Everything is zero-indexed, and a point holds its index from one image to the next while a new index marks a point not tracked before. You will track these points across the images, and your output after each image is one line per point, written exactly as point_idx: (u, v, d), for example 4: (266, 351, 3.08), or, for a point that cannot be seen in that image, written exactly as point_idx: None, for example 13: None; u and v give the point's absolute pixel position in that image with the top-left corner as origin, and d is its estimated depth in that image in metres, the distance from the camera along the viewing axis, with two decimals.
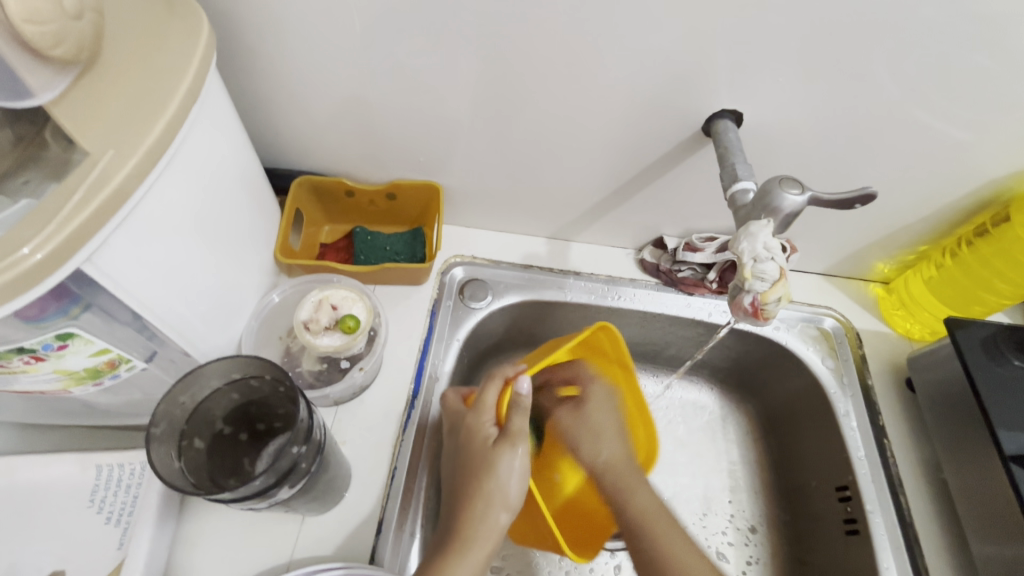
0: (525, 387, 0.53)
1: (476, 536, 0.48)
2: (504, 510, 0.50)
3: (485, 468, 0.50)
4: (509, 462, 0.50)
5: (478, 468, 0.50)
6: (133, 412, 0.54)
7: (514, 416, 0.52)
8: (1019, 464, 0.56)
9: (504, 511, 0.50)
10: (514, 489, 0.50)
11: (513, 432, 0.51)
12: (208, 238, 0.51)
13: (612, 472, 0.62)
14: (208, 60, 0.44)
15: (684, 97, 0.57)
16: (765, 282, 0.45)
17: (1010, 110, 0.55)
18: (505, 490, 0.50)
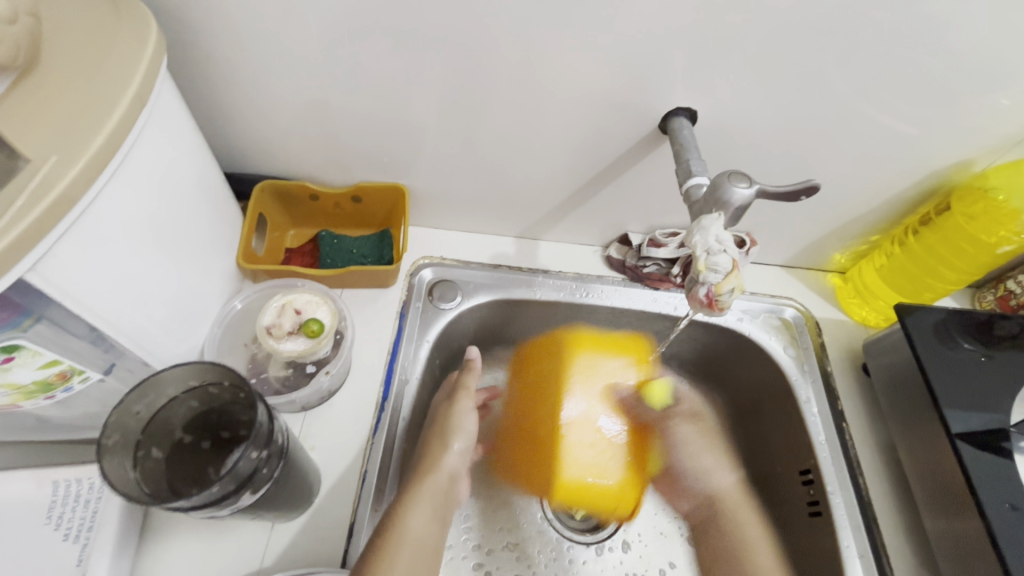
0: (473, 354, 0.69)
1: (429, 490, 0.57)
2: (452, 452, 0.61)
3: (439, 417, 0.64)
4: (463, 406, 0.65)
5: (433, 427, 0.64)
6: (89, 424, 0.53)
7: (467, 375, 0.67)
8: (965, 440, 0.59)
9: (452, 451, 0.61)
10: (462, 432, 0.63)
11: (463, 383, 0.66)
12: (164, 244, 0.50)
13: None
14: (157, 63, 0.44)
15: (642, 95, 0.58)
16: (718, 274, 0.47)
17: (948, 105, 0.58)
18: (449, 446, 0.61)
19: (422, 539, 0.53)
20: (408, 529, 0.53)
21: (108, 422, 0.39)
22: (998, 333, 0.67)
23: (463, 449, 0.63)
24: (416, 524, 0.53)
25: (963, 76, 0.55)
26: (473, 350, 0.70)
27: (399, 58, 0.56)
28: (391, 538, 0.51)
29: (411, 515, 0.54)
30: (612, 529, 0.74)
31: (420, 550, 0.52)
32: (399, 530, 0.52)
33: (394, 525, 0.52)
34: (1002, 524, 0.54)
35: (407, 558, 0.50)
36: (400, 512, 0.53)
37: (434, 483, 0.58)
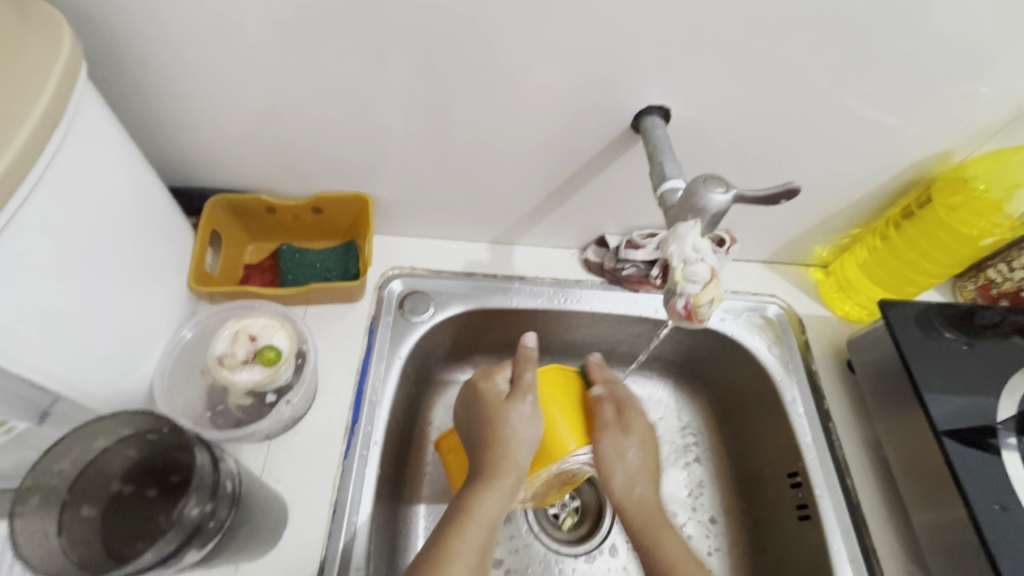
0: (531, 342, 0.61)
1: (502, 483, 0.52)
2: (520, 448, 0.53)
3: (497, 424, 0.54)
4: (520, 409, 0.54)
5: (491, 424, 0.55)
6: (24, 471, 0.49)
7: (525, 368, 0.58)
8: (952, 437, 0.57)
9: (523, 449, 0.53)
10: (525, 434, 0.53)
11: (523, 384, 0.56)
12: (99, 273, 0.47)
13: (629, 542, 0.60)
14: (73, 78, 0.41)
15: (613, 92, 0.55)
16: (697, 284, 0.44)
17: (926, 94, 0.56)
18: (513, 425, 0.54)
19: (494, 523, 0.51)
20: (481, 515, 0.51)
21: (23, 486, 0.35)
22: (980, 323, 0.66)
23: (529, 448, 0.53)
24: (487, 510, 0.51)
25: (940, 65, 0.53)
26: (529, 336, 0.61)
27: (353, 60, 0.52)
28: (464, 523, 0.50)
29: (482, 500, 0.51)
30: (599, 540, 0.72)
31: (489, 534, 0.51)
32: (472, 512, 0.50)
33: (468, 507, 0.51)
34: (990, 524, 0.53)
35: (475, 540, 0.49)
36: (474, 492, 0.52)
37: (507, 478, 0.52)
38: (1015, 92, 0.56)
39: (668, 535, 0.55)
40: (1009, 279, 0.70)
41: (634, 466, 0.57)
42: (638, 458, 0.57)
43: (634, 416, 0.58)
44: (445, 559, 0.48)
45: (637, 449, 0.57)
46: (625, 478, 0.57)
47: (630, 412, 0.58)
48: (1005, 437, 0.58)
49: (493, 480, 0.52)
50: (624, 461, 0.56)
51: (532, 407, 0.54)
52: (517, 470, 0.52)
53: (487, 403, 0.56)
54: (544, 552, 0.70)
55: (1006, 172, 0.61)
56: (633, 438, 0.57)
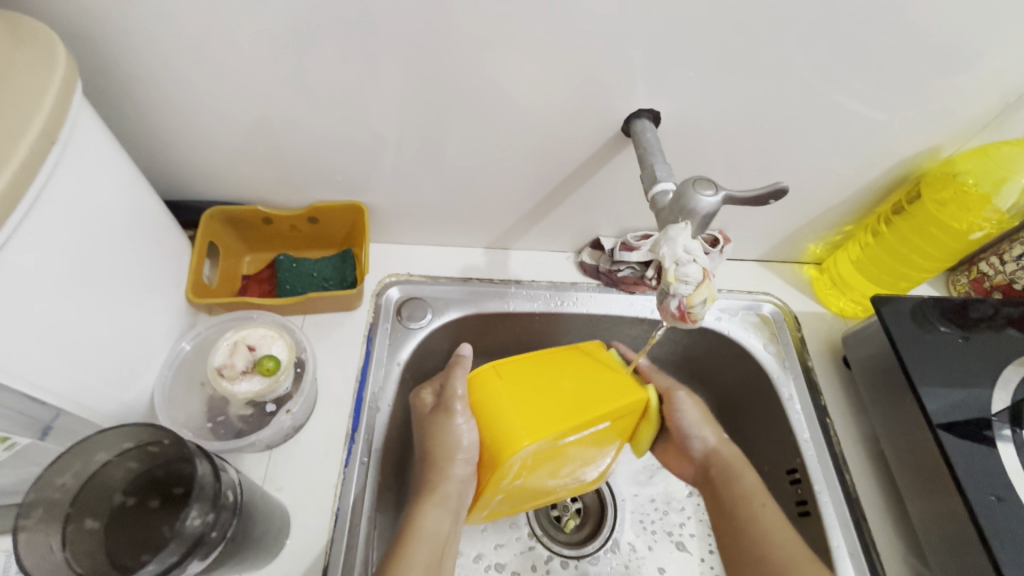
0: (467, 350, 0.63)
1: (439, 497, 0.57)
2: (453, 461, 0.57)
3: (428, 435, 0.58)
4: (446, 419, 0.57)
5: (429, 440, 0.58)
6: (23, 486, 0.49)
7: (455, 379, 0.59)
8: (947, 429, 0.58)
9: (457, 463, 0.57)
10: (464, 438, 0.56)
11: (449, 397, 0.58)
12: (96, 288, 0.47)
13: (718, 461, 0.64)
14: (69, 94, 0.41)
15: (602, 96, 0.56)
16: (688, 284, 0.45)
17: (912, 91, 0.57)
18: (447, 431, 0.57)
19: (442, 535, 0.56)
20: (424, 526, 0.56)
21: (25, 500, 0.36)
22: (974, 315, 0.66)
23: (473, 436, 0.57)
24: (428, 524, 0.56)
25: (926, 61, 0.54)
26: (464, 349, 0.63)
27: (347, 69, 0.52)
28: (408, 541, 0.54)
29: (423, 513, 0.56)
30: (602, 540, 0.72)
31: (441, 543, 0.55)
32: (412, 530, 0.55)
33: (410, 525, 0.56)
34: (987, 515, 0.53)
35: (423, 554, 0.54)
36: (415, 510, 0.57)
37: (444, 489, 0.57)
38: (999, 87, 0.57)
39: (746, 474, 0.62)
40: (1001, 272, 0.71)
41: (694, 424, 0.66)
42: (700, 420, 0.66)
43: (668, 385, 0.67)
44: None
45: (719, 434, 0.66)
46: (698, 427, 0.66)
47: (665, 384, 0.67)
48: (999, 428, 0.58)
49: (429, 495, 0.56)
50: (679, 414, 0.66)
51: (463, 420, 0.57)
52: (454, 477, 0.57)
53: (429, 429, 0.58)
54: (546, 554, 0.70)
55: (995, 168, 0.62)
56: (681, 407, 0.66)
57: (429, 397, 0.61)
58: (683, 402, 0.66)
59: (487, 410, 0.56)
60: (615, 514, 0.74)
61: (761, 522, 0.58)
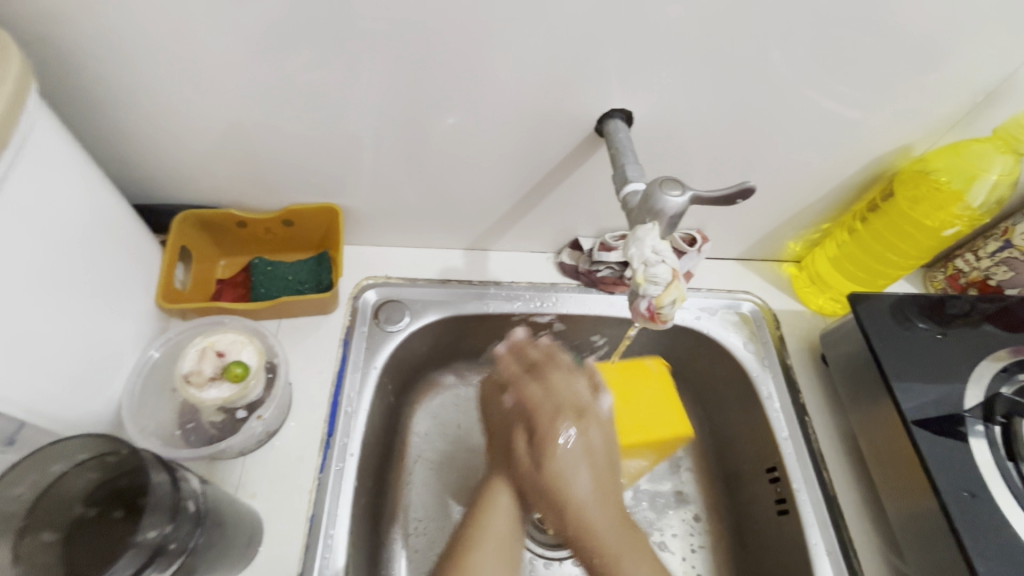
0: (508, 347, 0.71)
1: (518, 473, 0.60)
2: (597, 453, 0.58)
3: (546, 411, 0.61)
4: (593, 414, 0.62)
5: (499, 425, 0.66)
6: None
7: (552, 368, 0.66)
8: (921, 426, 0.58)
9: (580, 480, 0.56)
10: (591, 444, 0.59)
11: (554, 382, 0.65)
12: (57, 293, 0.46)
13: (577, 524, 0.54)
14: (23, 97, 0.41)
15: (574, 97, 0.56)
16: (658, 285, 0.45)
17: (883, 89, 0.57)
18: (518, 429, 0.63)
19: (513, 514, 0.58)
20: (499, 501, 0.59)
21: None
22: (949, 312, 0.67)
23: (577, 436, 0.59)
24: (499, 499, 0.59)
25: (896, 59, 0.54)
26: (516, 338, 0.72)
27: (316, 72, 0.52)
28: (484, 510, 0.58)
29: (498, 490, 0.60)
30: None
31: (508, 525, 0.57)
32: (491, 504, 0.58)
33: (489, 498, 0.59)
34: (959, 512, 0.53)
35: (496, 528, 0.57)
36: (489, 489, 0.60)
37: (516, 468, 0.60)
38: (969, 85, 0.57)
39: (630, 563, 0.52)
40: (976, 269, 0.71)
41: (585, 490, 0.56)
42: (589, 484, 0.56)
43: (556, 423, 0.60)
44: (472, 544, 0.55)
45: (606, 500, 0.56)
46: (574, 480, 0.56)
47: (545, 421, 0.61)
48: (972, 425, 0.58)
49: (506, 471, 0.61)
50: (547, 465, 0.58)
51: (511, 399, 0.66)
52: (520, 451, 0.61)
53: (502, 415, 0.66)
54: (528, 556, 0.70)
55: (964, 166, 0.63)
56: (561, 453, 0.58)
57: (522, 443, 0.61)
58: (586, 437, 0.59)
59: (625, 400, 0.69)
60: None
61: None
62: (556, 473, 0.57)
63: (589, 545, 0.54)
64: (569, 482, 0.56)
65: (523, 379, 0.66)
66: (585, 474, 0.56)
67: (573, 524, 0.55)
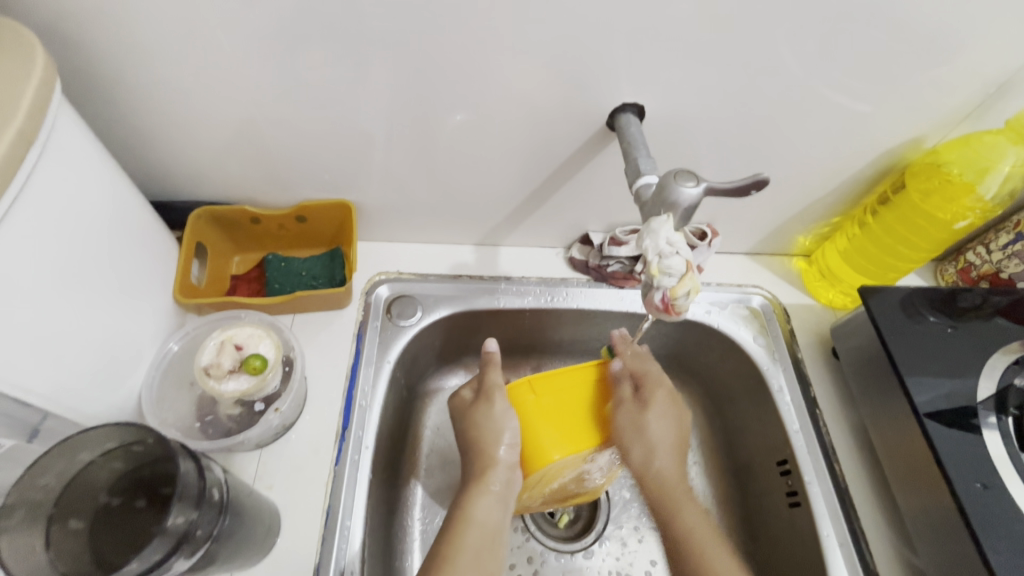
0: (491, 348, 0.64)
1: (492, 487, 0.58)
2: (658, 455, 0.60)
3: (475, 427, 0.59)
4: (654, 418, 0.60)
5: (472, 428, 0.59)
6: None
7: (490, 372, 0.63)
8: (933, 418, 0.58)
9: (659, 459, 0.60)
10: (665, 430, 0.61)
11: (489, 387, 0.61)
12: (79, 289, 0.47)
13: (662, 483, 0.60)
14: (47, 96, 0.41)
15: (586, 92, 0.56)
16: (672, 277, 0.45)
17: (894, 82, 0.57)
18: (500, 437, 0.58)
19: (494, 525, 0.56)
20: (475, 514, 0.56)
21: (7, 501, 0.36)
22: (961, 305, 0.67)
23: (665, 450, 0.60)
24: (482, 510, 0.56)
25: (907, 52, 0.54)
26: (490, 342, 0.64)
27: (331, 69, 0.52)
28: (459, 526, 0.55)
29: (475, 501, 0.57)
30: (595, 535, 0.72)
31: (490, 529, 0.56)
32: (466, 517, 0.56)
33: (459, 511, 0.56)
34: (973, 503, 0.53)
35: (475, 540, 0.54)
36: (472, 495, 0.57)
37: (490, 479, 0.58)
38: (981, 78, 0.57)
39: (691, 512, 0.58)
40: (988, 261, 0.71)
41: (667, 456, 0.60)
42: (670, 453, 0.61)
43: (653, 385, 0.61)
44: (449, 559, 0.52)
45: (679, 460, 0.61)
46: (648, 449, 0.60)
47: (650, 385, 0.61)
48: (985, 416, 0.59)
49: (478, 482, 0.58)
50: (646, 423, 0.59)
51: (501, 404, 0.59)
52: (500, 463, 0.58)
53: (476, 422, 0.60)
54: (539, 549, 0.71)
55: (979, 158, 0.62)
56: (653, 415, 0.60)
57: (623, 391, 0.60)
58: (660, 406, 0.61)
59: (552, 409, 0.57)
60: (608, 509, 0.74)
61: (696, 539, 0.56)
62: (643, 433, 0.59)
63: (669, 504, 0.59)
64: (656, 452, 0.60)
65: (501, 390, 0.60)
66: (670, 447, 0.61)
67: (659, 471, 0.60)
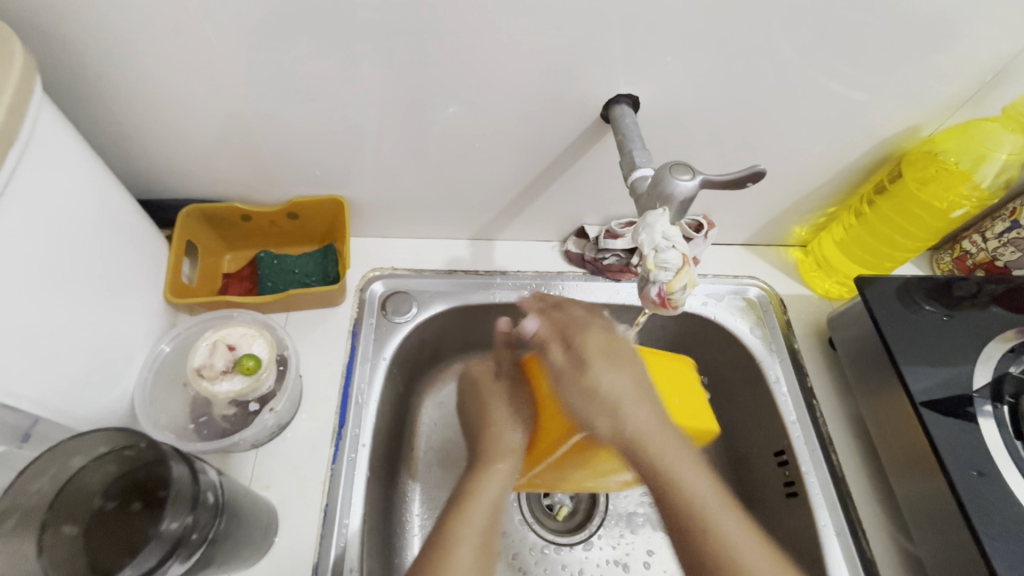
0: (530, 325, 0.64)
1: (495, 466, 0.61)
2: (613, 402, 0.56)
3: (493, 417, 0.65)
4: (604, 370, 0.58)
5: (486, 411, 0.67)
6: None
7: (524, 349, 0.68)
8: (929, 407, 0.58)
9: (622, 420, 0.56)
10: (607, 382, 0.57)
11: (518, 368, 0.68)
12: (67, 292, 0.47)
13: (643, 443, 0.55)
14: (26, 93, 0.40)
15: (579, 83, 0.55)
16: (669, 270, 0.45)
17: (891, 69, 0.57)
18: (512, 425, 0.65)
19: (496, 501, 0.58)
20: (482, 494, 0.58)
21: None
22: (956, 294, 0.67)
23: (615, 387, 0.57)
24: (487, 490, 0.58)
25: (903, 38, 0.53)
26: (529, 320, 0.64)
27: (319, 62, 0.51)
28: (465, 502, 0.57)
29: (481, 482, 0.59)
30: (593, 528, 0.73)
31: (492, 517, 0.56)
32: (474, 495, 0.57)
33: (469, 491, 0.58)
34: (969, 491, 0.53)
35: (480, 516, 0.55)
36: (479, 478, 0.60)
37: (498, 463, 0.61)
38: (978, 64, 0.56)
39: (689, 473, 0.55)
40: (984, 249, 0.71)
41: (635, 418, 0.56)
42: (624, 384, 0.57)
43: (584, 335, 0.60)
44: (453, 541, 0.52)
45: (651, 408, 0.57)
46: (605, 404, 0.56)
47: (584, 343, 0.60)
48: (981, 405, 0.59)
49: (489, 461, 0.61)
50: (594, 384, 0.57)
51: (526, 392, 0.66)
52: (512, 449, 0.63)
53: (489, 414, 0.66)
54: (539, 543, 0.71)
55: (975, 146, 0.62)
56: (599, 367, 0.58)
57: (557, 354, 0.61)
58: (599, 368, 0.58)
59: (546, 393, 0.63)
60: (607, 500, 0.75)
61: (692, 517, 0.53)
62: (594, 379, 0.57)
63: (654, 469, 0.55)
64: (622, 410, 0.56)
65: (506, 377, 0.69)
66: (637, 399, 0.57)
67: (626, 435, 0.55)
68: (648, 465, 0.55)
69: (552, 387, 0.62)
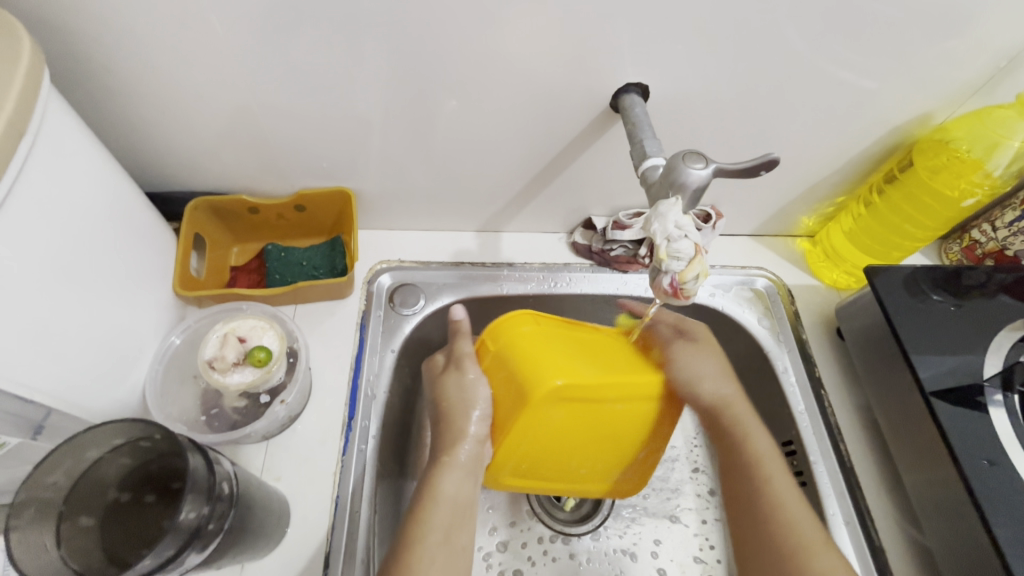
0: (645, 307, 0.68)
1: (455, 460, 0.55)
2: (707, 381, 0.61)
3: (444, 399, 0.58)
4: (702, 351, 0.63)
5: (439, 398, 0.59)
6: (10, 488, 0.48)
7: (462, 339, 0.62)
8: (940, 397, 0.58)
9: (724, 387, 0.62)
10: (706, 366, 0.62)
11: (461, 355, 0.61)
12: (79, 285, 0.47)
13: (732, 411, 0.61)
14: (35, 86, 0.40)
15: (588, 73, 0.55)
16: (681, 261, 0.44)
17: (904, 56, 0.56)
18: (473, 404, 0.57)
19: (461, 496, 0.54)
20: (444, 490, 0.54)
21: (16, 500, 0.36)
22: (966, 283, 0.66)
23: (709, 361, 0.62)
24: (449, 485, 0.54)
25: (916, 25, 0.53)
26: (456, 312, 0.64)
27: (327, 53, 0.51)
28: (427, 502, 0.53)
29: (444, 477, 0.54)
30: (601, 518, 0.73)
31: (459, 508, 0.54)
32: (434, 493, 0.53)
33: (430, 487, 0.54)
34: (979, 480, 0.53)
35: (444, 516, 0.52)
36: (440, 469, 0.54)
37: (459, 453, 0.56)
38: (991, 51, 0.56)
39: (757, 434, 0.60)
40: (993, 239, 0.71)
41: (722, 389, 0.62)
42: (711, 369, 0.62)
43: (687, 321, 0.66)
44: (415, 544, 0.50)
45: (734, 384, 0.63)
46: (706, 381, 0.61)
47: (688, 326, 0.65)
48: (991, 394, 0.59)
49: (448, 454, 0.55)
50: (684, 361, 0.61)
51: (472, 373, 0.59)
52: (472, 437, 0.56)
53: (447, 399, 0.58)
54: (547, 533, 0.72)
55: (988, 134, 0.62)
56: (692, 349, 0.62)
57: (664, 329, 0.65)
58: (695, 351, 0.62)
59: (533, 348, 0.56)
60: (615, 491, 0.75)
61: (763, 461, 0.58)
62: (694, 354, 0.62)
63: (734, 429, 0.61)
64: (713, 383, 0.61)
65: (469, 358, 0.60)
66: (722, 376, 0.62)
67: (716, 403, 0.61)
68: (728, 430, 0.61)
69: (512, 379, 0.55)
